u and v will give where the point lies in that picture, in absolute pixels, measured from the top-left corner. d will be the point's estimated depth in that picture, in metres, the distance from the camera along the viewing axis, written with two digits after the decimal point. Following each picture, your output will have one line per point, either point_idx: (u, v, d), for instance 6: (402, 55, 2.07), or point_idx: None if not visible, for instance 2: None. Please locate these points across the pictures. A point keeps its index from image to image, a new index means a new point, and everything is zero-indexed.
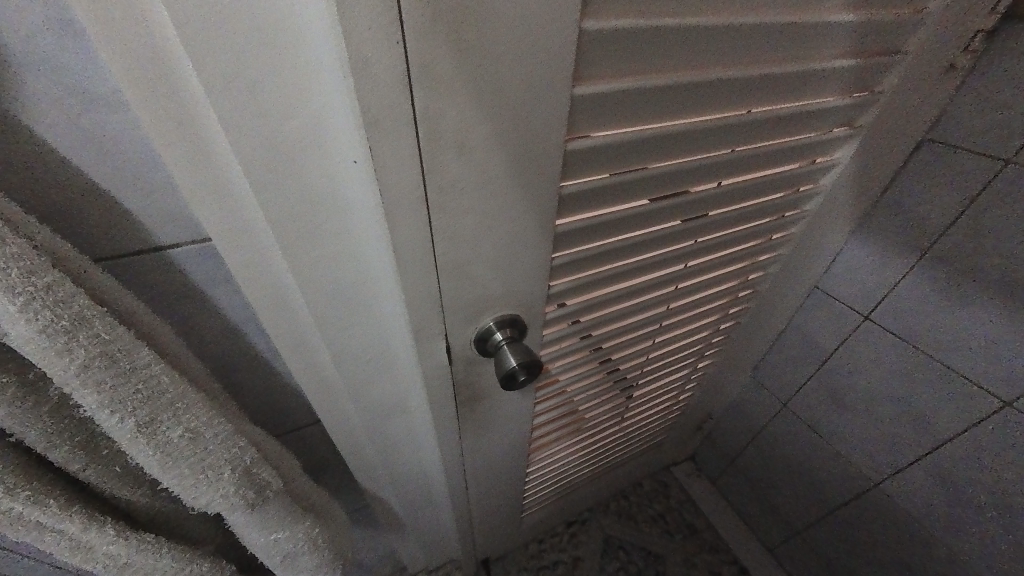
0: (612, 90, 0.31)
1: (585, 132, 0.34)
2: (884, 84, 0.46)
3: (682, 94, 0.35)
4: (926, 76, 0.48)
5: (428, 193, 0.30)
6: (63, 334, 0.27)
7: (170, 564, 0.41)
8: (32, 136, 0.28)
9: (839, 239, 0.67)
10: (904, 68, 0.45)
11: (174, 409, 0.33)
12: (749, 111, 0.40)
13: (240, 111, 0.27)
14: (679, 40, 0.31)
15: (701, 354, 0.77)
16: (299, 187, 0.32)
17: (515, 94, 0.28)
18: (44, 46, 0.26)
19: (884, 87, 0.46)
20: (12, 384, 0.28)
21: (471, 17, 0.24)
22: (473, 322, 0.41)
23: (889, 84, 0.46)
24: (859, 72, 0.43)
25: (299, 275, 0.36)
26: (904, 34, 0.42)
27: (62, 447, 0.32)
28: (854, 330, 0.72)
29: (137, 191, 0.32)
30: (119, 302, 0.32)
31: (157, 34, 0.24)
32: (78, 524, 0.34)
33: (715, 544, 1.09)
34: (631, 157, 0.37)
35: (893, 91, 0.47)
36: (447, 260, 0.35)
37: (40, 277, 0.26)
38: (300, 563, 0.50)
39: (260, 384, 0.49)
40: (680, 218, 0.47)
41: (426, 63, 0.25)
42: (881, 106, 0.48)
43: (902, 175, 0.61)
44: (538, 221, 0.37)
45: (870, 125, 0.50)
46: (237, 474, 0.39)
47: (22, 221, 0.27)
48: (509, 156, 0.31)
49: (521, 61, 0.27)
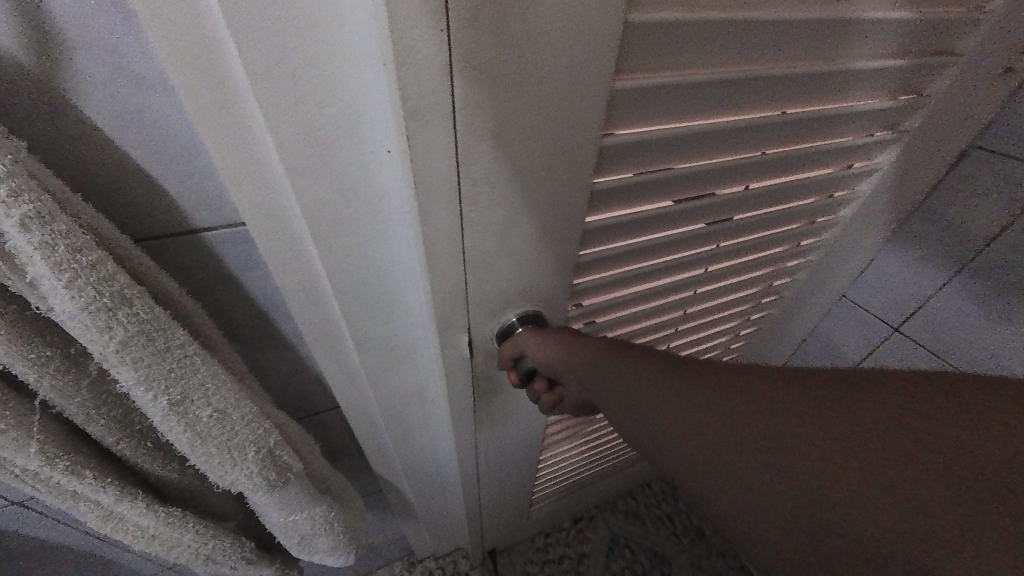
0: (653, 85, 0.31)
1: (623, 128, 0.33)
2: (933, 87, 0.44)
3: (722, 91, 0.34)
4: (979, 81, 0.46)
5: (461, 185, 0.30)
6: (104, 312, 0.27)
7: (194, 538, 0.42)
8: (80, 116, 0.29)
9: (872, 247, 0.65)
10: (955, 70, 0.44)
11: (204, 389, 0.34)
12: (783, 113, 0.39)
13: (280, 98, 0.27)
14: (726, 36, 0.31)
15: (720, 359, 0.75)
16: (333, 175, 0.32)
17: (555, 87, 0.28)
18: (96, 29, 0.26)
19: (933, 88, 0.44)
20: (56, 358, 0.29)
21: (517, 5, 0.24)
22: (495, 317, 0.41)
23: (940, 86, 0.44)
24: (907, 73, 0.41)
25: (328, 262, 0.37)
26: (959, 35, 0.41)
27: (99, 420, 0.33)
28: (882, 342, 0.72)
29: (177, 174, 0.33)
30: (157, 283, 0.33)
31: (204, 19, 0.25)
32: (112, 495, 0.35)
33: (723, 549, 1.08)
34: (665, 155, 0.37)
35: (942, 93, 0.45)
36: (476, 253, 0.35)
37: (85, 256, 0.26)
38: (317, 543, 0.51)
39: (283, 367, 0.50)
40: (706, 220, 0.46)
41: (468, 53, 0.24)
42: (926, 109, 0.47)
43: (944, 183, 0.58)
44: (569, 217, 0.37)
45: (915, 127, 0.48)
46: (261, 455, 0.40)
47: (69, 200, 0.27)
48: (544, 148, 0.31)
49: (564, 51, 0.26)
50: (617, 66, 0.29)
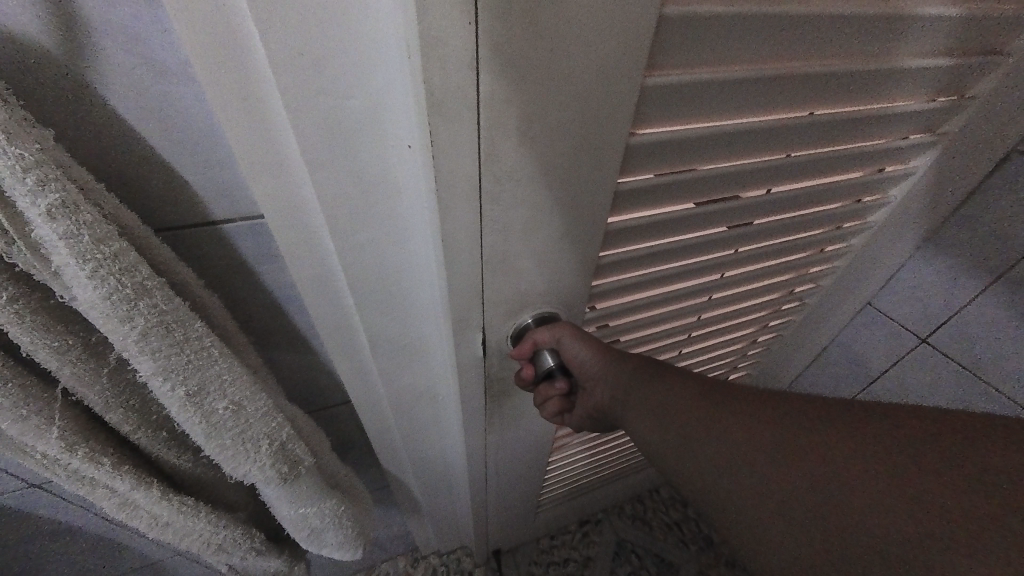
0: (686, 82, 0.30)
1: (651, 126, 0.32)
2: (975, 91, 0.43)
3: (756, 90, 0.33)
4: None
5: (483, 182, 0.29)
6: (125, 302, 0.27)
7: (206, 528, 0.42)
8: (104, 104, 0.28)
9: (901, 255, 0.62)
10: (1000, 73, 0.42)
11: (221, 381, 0.34)
12: (811, 114, 0.37)
13: (302, 89, 0.27)
14: (764, 30, 0.29)
15: (737, 365, 0.74)
16: (352, 169, 0.32)
17: (584, 82, 0.27)
18: (122, 16, 0.26)
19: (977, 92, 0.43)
20: (77, 347, 0.29)
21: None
22: (512, 318, 0.41)
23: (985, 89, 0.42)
24: (950, 73, 0.39)
25: (344, 257, 0.37)
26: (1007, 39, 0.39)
27: (117, 409, 0.33)
28: (908, 353, 0.70)
29: (198, 164, 0.32)
30: (176, 274, 0.33)
31: (229, 9, 0.24)
32: (128, 483, 0.35)
33: (731, 558, 1.06)
34: (693, 156, 0.36)
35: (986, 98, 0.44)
36: (494, 252, 0.34)
37: (108, 246, 0.26)
38: (326, 537, 0.51)
39: (296, 360, 0.50)
40: (730, 223, 0.45)
41: (496, 44, 0.24)
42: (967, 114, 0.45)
43: (982, 189, 0.56)
44: (592, 217, 0.36)
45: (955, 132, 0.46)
46: (274, 448, 0.40)
47: (93, 189, 0.27)
48: (570, 146, 0.30)
49: (596, 44, 0.26)
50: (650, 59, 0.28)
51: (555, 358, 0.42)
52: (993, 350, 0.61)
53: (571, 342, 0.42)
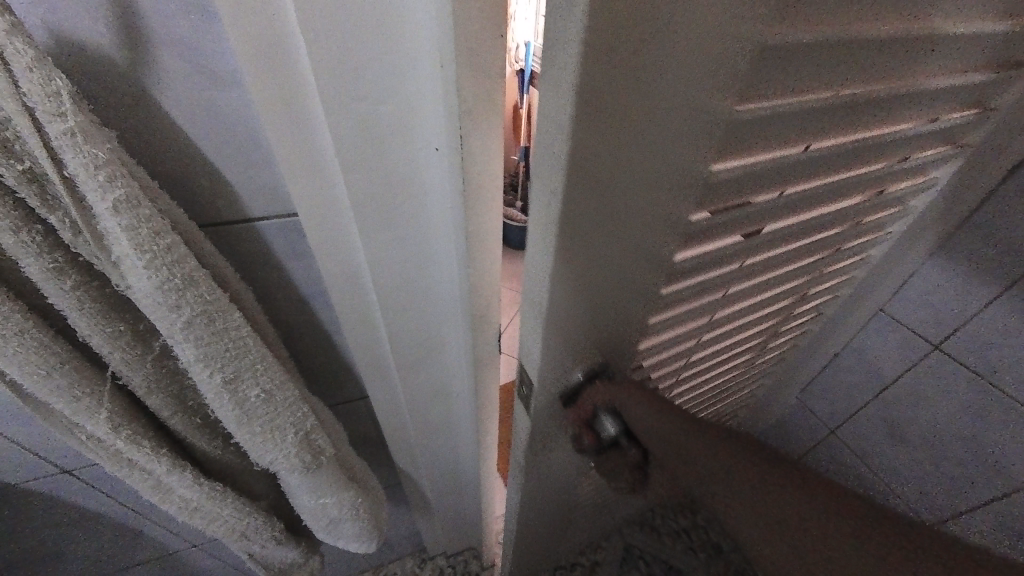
0: (776, 111, 0.27)
1: (735, 161, 0.29)
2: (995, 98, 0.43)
3: (829, 116, 0.31)
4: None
5: (553, 232, 0.26)
6: (175, 291, 0.29)
7: (233, 513, 0.44)
8: (159, 109, 0.31)
9: (914, 261, 0.63)
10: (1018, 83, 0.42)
11: (254, 370, 0.36)
12: (851, 138, 0.35)
13: (343, 96, 0.29)
14: (850, 52, 0.28)
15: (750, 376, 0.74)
16: (384, 171, 0.34)
17: (671, 118, 0.24)
18: (180, 28, 0.28)
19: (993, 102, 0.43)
20: (127, 333, 0.31)
21: (647, 25, 0.20)
22: (562, 376, 0.37)
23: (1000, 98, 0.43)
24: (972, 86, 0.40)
25: (372, 254, 0.38)
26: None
27: (159, 394, 0.35)
28: (920, 360, 0.70)
29: (240, 164, 0.35)
30: (216, 267, 0.35)
31: (280, 22, 0.26)
32: (164, 466, 0.37)
33: (740, 566, 1.06)
34: (762, 185, 0.33)
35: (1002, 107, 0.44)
36: (552, 307, 0.31)
37: (162, 239, 0.28)
38: (344, 527, 0.53)
39: (319, 354, 0.52)
40: (776, 247, 0.43)
41: (586, 86, 0.20)
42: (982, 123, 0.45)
43: (995, 197, 0.57)
44: (655, 258, 0.33)
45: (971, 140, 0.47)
46: (299, 437, 0.41)
47: (149, 187, 0.30)
48: (645, 187, 0.27)
49: (693, 72, 0.22)
50: (750, 94, 0.26)
51: (616, 423, 0.38)
52: (1004, 358, 0.61)
53: (636, 406, 0.37)
